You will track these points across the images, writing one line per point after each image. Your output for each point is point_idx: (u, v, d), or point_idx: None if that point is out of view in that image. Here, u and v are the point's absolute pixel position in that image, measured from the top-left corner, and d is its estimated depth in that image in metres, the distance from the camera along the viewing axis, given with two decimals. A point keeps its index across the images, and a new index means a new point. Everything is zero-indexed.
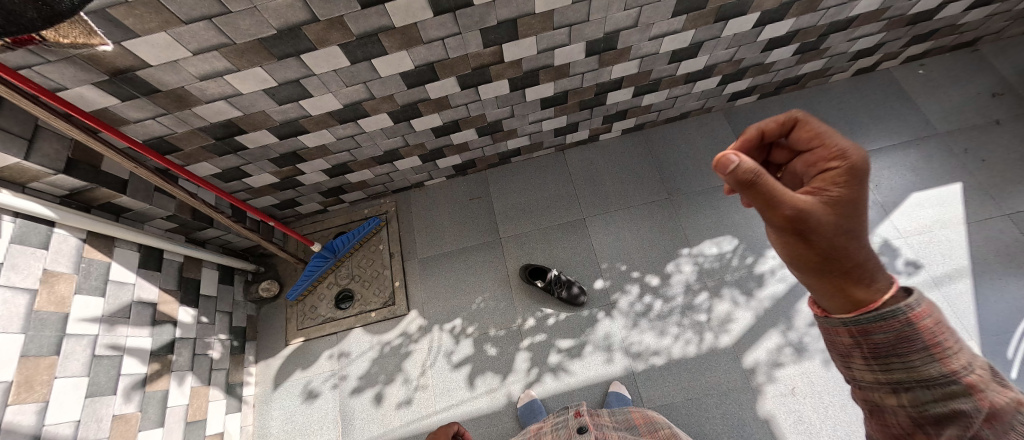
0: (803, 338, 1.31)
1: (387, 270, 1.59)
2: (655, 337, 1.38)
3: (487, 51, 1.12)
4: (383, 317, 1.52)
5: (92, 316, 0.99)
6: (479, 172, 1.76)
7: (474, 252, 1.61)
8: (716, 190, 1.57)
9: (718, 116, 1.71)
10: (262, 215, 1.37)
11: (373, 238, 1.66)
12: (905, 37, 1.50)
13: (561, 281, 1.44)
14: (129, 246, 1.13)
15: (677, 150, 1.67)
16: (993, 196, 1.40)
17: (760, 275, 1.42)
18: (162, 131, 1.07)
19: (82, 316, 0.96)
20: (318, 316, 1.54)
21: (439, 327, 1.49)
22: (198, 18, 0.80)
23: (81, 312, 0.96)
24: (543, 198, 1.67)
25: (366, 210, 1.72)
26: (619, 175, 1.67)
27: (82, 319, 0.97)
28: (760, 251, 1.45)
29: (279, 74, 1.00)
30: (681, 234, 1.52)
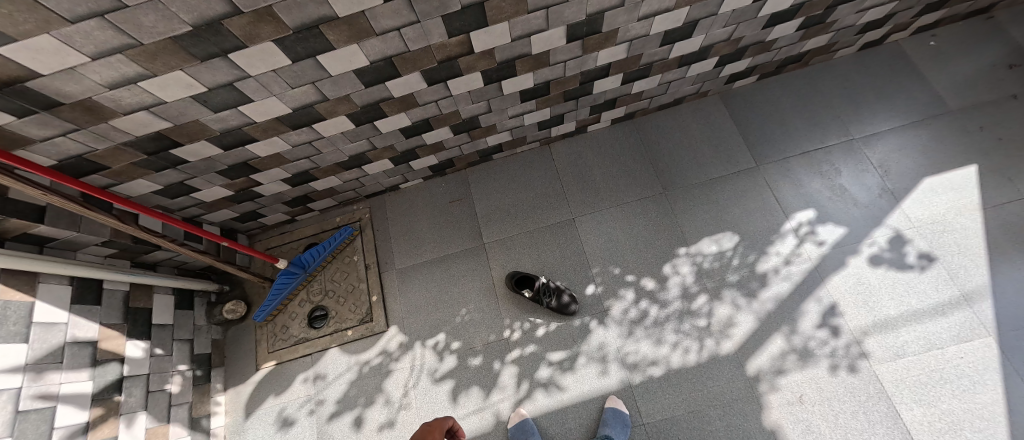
0: (809, 341, 1.22)
1: (362, 284, 1.47)
2: (651, 345, 1.28)
3: (453, 41, 0.97)
4: (360, 335, 1.41)
5: (14, 364, 0.85)
6: (458, 172, 1.63)
7: (456, 260, 1.49)
8: (713, 182, 1.46)
9: (714, 101, 1.58)
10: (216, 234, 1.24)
11: (346, 249, 1.53)
12: (917, 6, 1.37)
13: (550, 291, 1.33)
14: (57, 280, 0.99)
15: (671, 140, 1.54)
16: (1011, 177, 1.30)
17: (763, 274, 1.32)
18: (80, 149, 0.92)
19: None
20: (290, 337, 1.43)
21: (421, 343, 1.39)
22: (86, 14, 0.64)
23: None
24: (528, 197, 1.55)
25: (338, 218, 1.59)
26: (609, 169, 1.54)
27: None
28: (762, 248, 1.35)
29: (206, 77, 0.85)
30: (678, 232, 1.41)
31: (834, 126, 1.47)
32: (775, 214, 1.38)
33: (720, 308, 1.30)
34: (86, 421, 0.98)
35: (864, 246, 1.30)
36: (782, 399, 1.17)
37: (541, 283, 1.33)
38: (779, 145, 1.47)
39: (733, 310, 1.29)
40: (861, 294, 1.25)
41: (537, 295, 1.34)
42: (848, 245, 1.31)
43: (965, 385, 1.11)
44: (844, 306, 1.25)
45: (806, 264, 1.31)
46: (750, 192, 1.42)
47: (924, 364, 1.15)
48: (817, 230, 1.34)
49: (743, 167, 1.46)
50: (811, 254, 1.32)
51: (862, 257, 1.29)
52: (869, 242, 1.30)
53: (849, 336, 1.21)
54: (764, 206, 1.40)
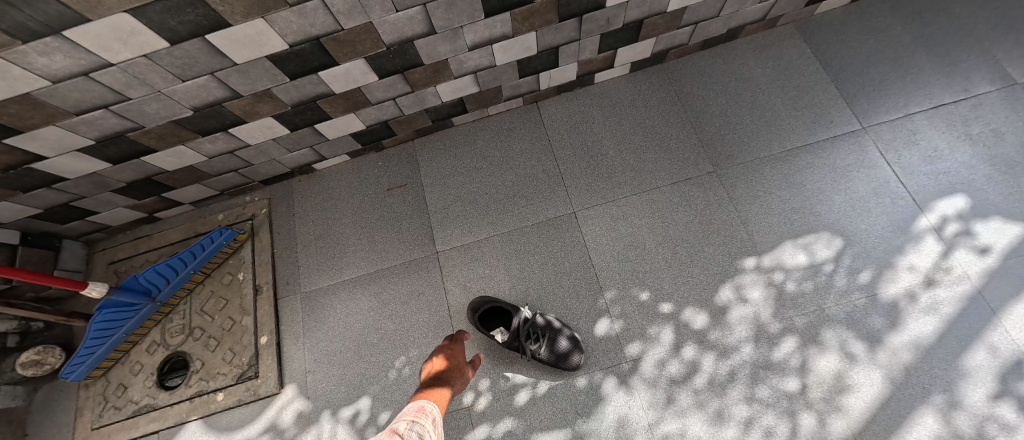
0: (988, 422, 0.70)
1: (248, 317, 0.95)
2: (708, 425, 0.76)
3: None
4: (237, 401, 0.88)
5: None
6: (403, 145, 1.09)
7: (395, 278, 0.97)
8: (793, 155, 0.93)
9: (785, 33, 1.04)
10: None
11: (229, 263, 1.01)
12: None
13: (537, 333, 0.82)
14: None
15: (722, 92, 1.01)
16: None
17: (890, 302, 0.79)
18: None
19: None
20: (129, 404, 0.90)
21: (332, 416, 0.86)
22: None
23: None
24: (506, 182, 1.02)
25: (221, 215, 1.06)
26: (629, 138, 1.01)
27: None
28: (884, 259, 0.83)
29: None
30: (741, 234, 0.89)
31: (980, 65, 0.94)
32: (900, 203, 0.86)
33: (821, 360, 0.78)
34: None
35: None
36: None
37: (523, 322, 0.82)
38: (894, 95, 0.94)
39: (844, 363, 0.77)
40: None
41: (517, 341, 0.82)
42: None
43: None
44: None
45: (961, 286, 0.79)
46: (855, 169, 0.90)
47: None
48: (973, 229, 0.82)
49: (840, 130, 0.93)
50: (968, 269, 0.80)
51: None
52: None
53: None
54: (880, 191, 0.87)
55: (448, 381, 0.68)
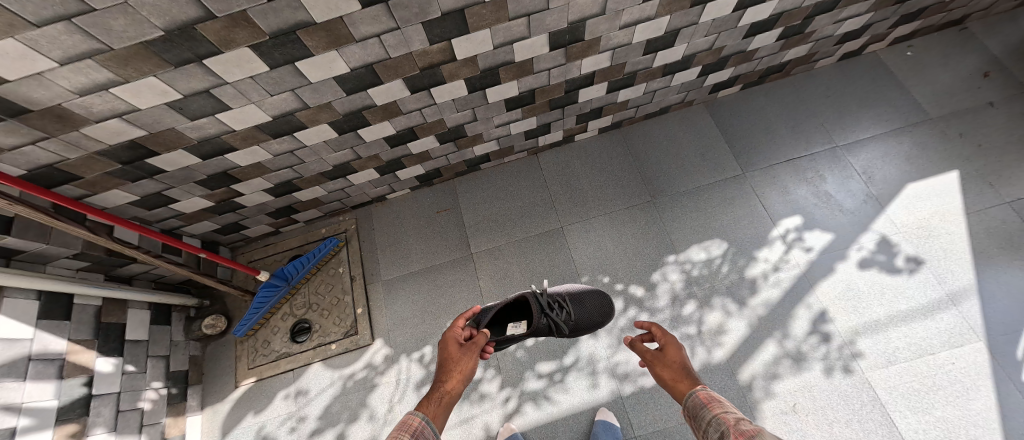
0: (801, 347, 1.21)
1: (348, 296, 1.44)
2: None
3: (435, 48, 0.96)
4: (345, 348, 1.37)
5: None
6: (446, 182, 1.61)
7: (444, 270, 1.47)
8: (700, 190, 1.46)
9: (699, 110, 1.59)
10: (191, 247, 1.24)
11: (331, 261, 1.50)
12: (893, 17, 1.40)
13: (553, 302, 1.05)
14: (26, 295, 0.97)
15: (658, 148, 1.55)
16: (991, 182, 1.33)
17: (752, 281, 1.31)
18: (49, 158, 0.90)
19: None
20: (272, 351, 1.39)
21: (407, 356, 1.35)
22: (53, 18, 0.64)
23: None
24: (518, 206, 1.53)
25: (323, 229, 1.56)
26: (598, 178, 1.54)
27: None
28: (750, 254, 1.34)
29: (183, 84, 0.84)
30: (667, 240, 1.40)
31: (818, 134, 1.48)
32: (763, 220, 1.38)
33: (710, 316, 1.28)
34: None
35: (852, 251, 1.30)
36: (776, 407, 1.15)
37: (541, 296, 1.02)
38: (764, 152, 1.48)
39: (723, 317, 1.27)
40: (851, 300, 1.24)
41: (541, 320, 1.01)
42: (837, 251, 1.31)
43: (960, 390, 1.11)
44: (834, 312, 1.24)
45: (794, 270, 1.31)
46: (737, 199, 1.43)
47: (916, 371, 1.14)
48: (804, 236, 1.34)
49: (730, 174, 1.47)
50: (799, 261, 1.32)
51: (850, 262, 1.29)
52: (856, 248, 1.30)
53: (841, 341, 1.20)
54: (751, 212, 1.40)
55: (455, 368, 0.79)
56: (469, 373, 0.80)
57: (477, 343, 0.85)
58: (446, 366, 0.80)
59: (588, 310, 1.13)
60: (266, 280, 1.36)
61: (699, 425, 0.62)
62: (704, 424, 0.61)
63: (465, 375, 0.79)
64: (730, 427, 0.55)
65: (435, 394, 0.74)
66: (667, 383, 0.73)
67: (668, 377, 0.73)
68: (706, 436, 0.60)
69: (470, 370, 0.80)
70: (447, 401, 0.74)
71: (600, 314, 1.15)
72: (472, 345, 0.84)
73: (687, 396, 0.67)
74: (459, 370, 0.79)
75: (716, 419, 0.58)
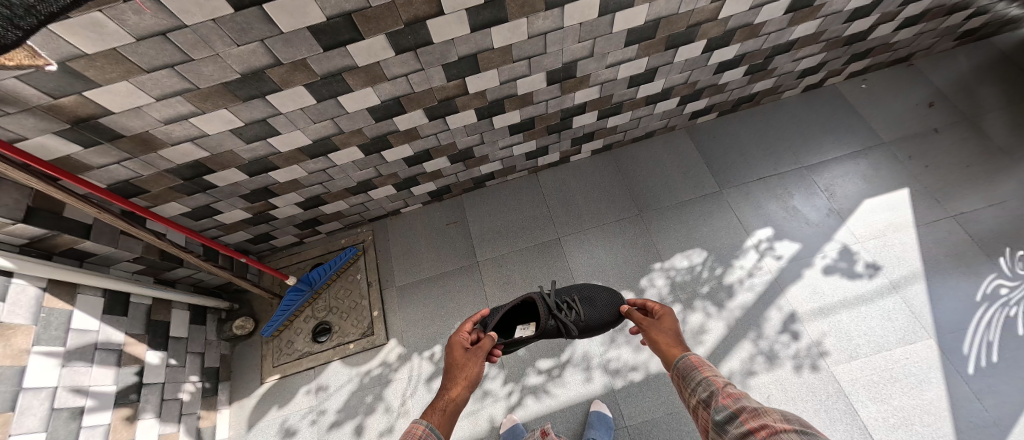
0: (773, 344, 1.35)
1: (365, 300, 1.59)
2: (632, 352, 1.39)
3: (451, 84, 1.16)
4: (362, 347, 1.51)
5: (50, 348, 0.98)
6: (455, 197, 1.78)
7: (452, 277, 1.62)
8: (683, 205, 1.63)
9: (681, 134, 1.78)
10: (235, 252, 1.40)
11: (350, 269, 1.65)
12: (844, 56, 1.61)
13: (561, 304, 1.18)
14: (94, 292, 1.12)
15: (645, 167, 1.73)
16: (938, 198, 1.50)
17: (729, 286, 1.46)
18: (127, 175, 1.07)
19: (41, 351, 0.95)
20: (295, 351, 1.52)
21: (419, 355, 1.48)
22: (160, 66, 0.83)
23: (41, 349, 0.95)
24: (519, 219, 1.70)
25: (343, 240, 1.72)
26: (591, 194, 1.71)
27: (40, 353, 0.95)
28: (727, 262, 1.50)
29: (246, 114, 1.02)
30: (653, 249, 1.56)
31: (787, 156, 1.67)
32: (738, 232, 1.55)
33: (692, 316, 1.42)
34: (109, 422, 1.07)
35: (818, 259, 1.46)
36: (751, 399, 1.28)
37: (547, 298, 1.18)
38: (739, 171, 1.67)
39: (704, 317, 1.42)
40: (817, 302, 1.40)
41: (550, 322, 1.14)
42: (804, 259, 1.47)
43: (914, 382, 1.24)
44: (803, 313, 1.39)
45: (767, 276, 1.46)
46: (716, 213, 1.60)
47: (876, 365, 1.28)
48: (775, 246, 1.51)
49: (709, 191, 1.64)
50: (771, 267, 1.47)
51: (816, 269, 1.45)
52: (821, 256, 1.47)
53: (809, 339, 1.35)
54: (728, 225, 1.57)
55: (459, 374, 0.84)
56: (474, 377, 0.84)
57: (481, 347, 0.91)
58: (452, 372, 0.84)
59: (599, 310, 1.22)
60: (293, 284, 1.52)
61: (687, 382, 0.73)
62: (692, 382, 0.72)
63: (470, 380, 0.83)
64: (718, 389, 0.66)
65: (440, 403, 0.77)
66: (661, 347, 0.85)
67: (662, 343, 0.85)
68: (693, 392, 0.70)
69: (475, 376, 0.85)
70: (451, 410, 0.76)
71: (611, 314, 1.22)
72: (476, 352, 0.89)
73: (677, 359, 0.78)
74: (465, 376, 0.84)
75: (705, 380, 0.69)
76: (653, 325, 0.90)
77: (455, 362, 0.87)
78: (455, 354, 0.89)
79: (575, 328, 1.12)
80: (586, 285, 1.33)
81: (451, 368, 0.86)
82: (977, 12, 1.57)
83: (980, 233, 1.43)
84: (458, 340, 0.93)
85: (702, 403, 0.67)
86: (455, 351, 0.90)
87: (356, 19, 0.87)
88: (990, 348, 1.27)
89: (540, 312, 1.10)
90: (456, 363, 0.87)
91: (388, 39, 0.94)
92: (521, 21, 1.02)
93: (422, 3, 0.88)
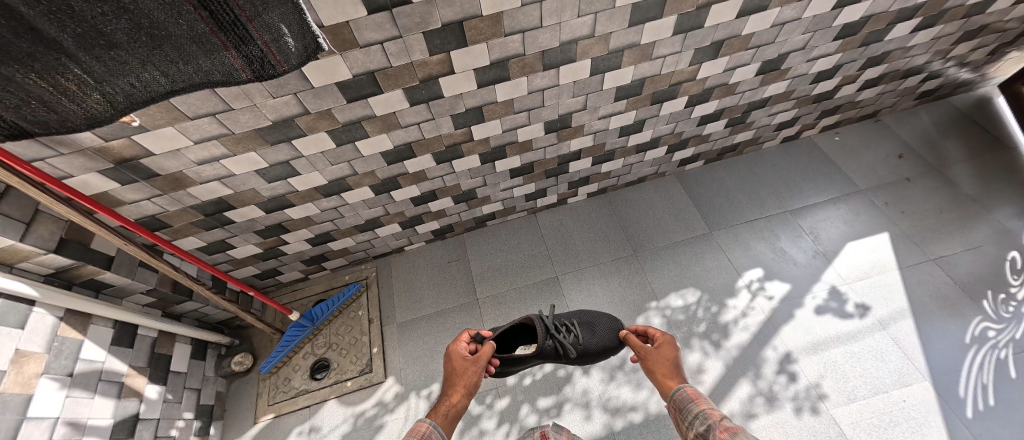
0: (772, 384, 1.36)
1: (365, 337, 1.60)
2: (631, 391, 1.39)
3: (458, 132, 1.28)
4: (359, 386, 1.50)
5: (58, 377, 0.99)
6: (457, 236, 1.86)
7: (453, 314, 1.64)
8: (676, 246, 1.70)
9: (671, 180, 1.90)
10: (244, 285, 1.44)
11: (352, 304, 1.68)
12: (816, 111, 1.77)
13: (559, 326, 1.23)
14: (105, 322, 1.15)
15: (639, 210, 1.83)
16: (917, 242, 1.58)
17: (725, 325, 1.49)
18: (154, 210, 1.16)
19: (49, 379, 0.97)
20: (291, 388, 1.51)
21: (416, 393, 1.47)
22: (204, 114, 0.94)
23: (49, 378, 0.97)
24: (519, 258, 1.76)
25: (347, 276, 1.77)
26: (588, 235, 1.79)
27: (48, 382, 0.97)
28: (721, 301, 1.54)
29: (271, 157, 1.13)
30: (649, 289, 1.61)
31: (772, 200, 1.77)
32: (729, 272, 1.61)
33: (690, 356, 1.44)
34: None
35: (808, 299, 1.51)
36: None
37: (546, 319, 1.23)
38: (727, 215, 1.76)
39: (702, 357, 1.43)
40: (811, 343, 1.42)
41: (548, 342, 1.18)
42: (795, 299, 1.51)
43: (914, 426, 1.24)
44: (798, 354, 1.40)
45: (760, 316, 1.50)
46: (707, 253, 1.67)
47: (874, 408, 1.28)
48: (766, 286, 1.56)
49: (700, 232, 1.73)
50: (763, 307, 1.51)
51: (807, 309, 1.49)
52: (811, 296, 1.51)
53: (806, 380, 1.35)
54: (719, 265, 1.63)
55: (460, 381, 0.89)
56: (473, 386, 0.88)
57: (482, 356, 0.94)
58: (452, 380, 0.90)
59: (598, 335, 1.27)
60: (296, 319, 1.54)
61: (684, 415, 0.75)
62: (689, 415, 0.74)
63: (469, 388, 0.88)
64: (715, 422, 0.67)
65: (442, 408, 0.83)
66: (658, 378, 0.88)
67: (661, 373, 0.87)
68: (691, 427, 0.72)
69: (474, 384, 0.89)
70: (452, 415, 0.82)
71: (611, 340, 1.27)
72: (476, 361, 0.93)
73: (675, 390, 0.81)
74: (464, 383, 0.89)
75: (702, 413, 0.71)
76: (652, 353, 0.93)
77: (454, 369, 0.93)
78: (455, 361, 0.94)
79: (573, 350, 1.16)
80: (588, 312, 1.39)
81: (452, 375, 0.92)
82: (931, 76, 1.75)
83: (960, 276, 1.49)
84: (457, 348, 0.98)
85: (699, 436, 0.69)
86: (454, 360, 0.95)
87: (378, 77, 1.00)
88: (985, 390, 1.28)
89: (538, 331, 1.15)
90: (455, 371, 0.92)
91: (405, 93, 1.07)
92: (522, 80, 1.16)
93: (436, 64, 1.02)
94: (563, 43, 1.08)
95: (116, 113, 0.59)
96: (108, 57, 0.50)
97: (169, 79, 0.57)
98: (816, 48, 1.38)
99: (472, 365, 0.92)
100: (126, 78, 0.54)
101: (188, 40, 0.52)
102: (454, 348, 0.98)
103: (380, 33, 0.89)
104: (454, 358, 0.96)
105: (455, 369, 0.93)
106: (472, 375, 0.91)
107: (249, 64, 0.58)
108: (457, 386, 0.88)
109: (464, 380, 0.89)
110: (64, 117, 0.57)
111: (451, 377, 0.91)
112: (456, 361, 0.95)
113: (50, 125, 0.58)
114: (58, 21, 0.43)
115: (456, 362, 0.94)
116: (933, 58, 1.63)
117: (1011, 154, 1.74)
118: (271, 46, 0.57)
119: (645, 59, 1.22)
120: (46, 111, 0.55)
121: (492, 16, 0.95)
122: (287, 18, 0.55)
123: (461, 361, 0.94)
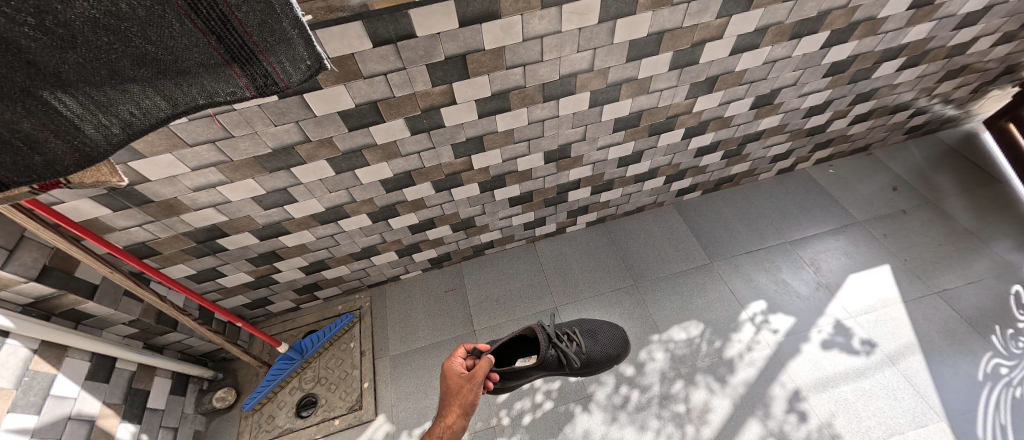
0: (782, 425, 1.29)
1: (355, 371, 1.53)
2: (634, 432, 1.32)
3: (458, 161, 1.29)
4: (348, 424, 1.41)
5: (23, 414, 0.92)
6: (454, 265, 1.82)
7: (448, 346, 1.58)
8: (676, 278, 1.68)
9: (670, 210, 1.90)
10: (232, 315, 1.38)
11: (344, 336, 1.62)
12: (810, 144, 1.81)
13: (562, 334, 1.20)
14: (81, 355, 1.09)
15: (638, 240, 1.81)
16: (919, 275, 1.57)
17: (730, 361, 1.44)
18: (145, 236, 1.13)
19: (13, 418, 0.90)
20: (275, 427, 1.42)
21: (407, 433, 1.38)
22: (203, 141, 0.93)
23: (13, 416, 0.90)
24: (517, 287, 1.72)
25: (340, 306, 1.72)
26: (586, 265, 1.76)
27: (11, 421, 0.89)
28: (725, 335, 1.50)
29: (268, 183, 1.12)
30: (650, 321, 1.57)
31: (771, 230, 1.78)
32: (732, 305, 1.57)
33: (695, 393, 1.38)
34: None
35: (813, 333, 1.47)
36: None
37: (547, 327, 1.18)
38: (726, 246, 1.75)
39: (708, 395, 1.37)
40: (820, 378, 1.37)
41: (550, 351, 1.14)
42: (801, 333, 1.48)
43: None
44: (805, 390, 1.35)
45: (765, 351, 1.45)
46: (708, 284, 1.64)
47: None
48: (770, 319, 1.52)
49: (700, 263, 1.71)
50: (768, 341, 1.47)
51: (813, 344, 1.45)
52: (817, 330, 1.48)
53: (818, 421, 1.29)
54: (721, 297, 1.60)
55: (459, 400, 0.84)
56: (468, 406, 0.83)
57: (478, 370, 0.89)
58: (447, 401, 0.85)
59: (600, 343, 1.26)
60: (284, 352, 1.47)
61: None
62: None
63: (465, 408, 0.83)
64: None
65: (437, 429, 0.79)
66: None
67: None
68: None
69: (470, 403, 0.84)
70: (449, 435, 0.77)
71: (613, 347, 1.26)
72: (474, 376, 0.87)
73: None
74: (459, 403, 0.84)
75: None
76: None
77: (450, 385, 0.89)
78: (451, 376, 0.90)
79: (576, 358, 1.13)
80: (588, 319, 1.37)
81: (451, 392, 0.87)
82: (917, 112, 1.81)
83: (965, 310, 1.47)
84: (454, 358, 0.95)
85: None
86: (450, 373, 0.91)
87: (380, 106, 1.01)
88: (1004, 431, 1.22)
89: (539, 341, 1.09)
90: (452, 386, 0.88)
91: (406, 122, 1.08)
92: (522, 111, 1.18)
93: (438, 95, 1.04)
94: (563, 76, 1.11)
95: (111, 151, 0.53)
96: (109, 85, 0.47)
97: (170, 101, 0.54)
98: (806, 84, 1.43)
99: (473, 379, 0.87)
100: (123, 107, 0.50)
101: (194, 63, 0.51)
102: (451, 358, 0.94)
103: (383, 65, 0.91)
104: (451, 370, 0.92)
105: (453, 383, 0.89)
106: (472, 392, 0.86)
107: (253, 81, 0.58)
108: (456, 405, 0.83)
109: (466, 397, 0.85)
110: (50, 161, 0.48)
111: (450, 396, 0.87)
112: (452, 373, 0.91)
113: (34, 172, 0.48)
114: (55, 46, 0.39)
115: (454, 373, 0.90)
116: (919, 95, 1.69)
117: (1003, 188, 1.77)
118: (277, 66, 0.59)
119: (643, 92, 1.24)
120: (32, 156, 0.46)
121: (494, 50, 0.97)
122: (294, 39, 0.58)
123: (456, 375, 0.90)
